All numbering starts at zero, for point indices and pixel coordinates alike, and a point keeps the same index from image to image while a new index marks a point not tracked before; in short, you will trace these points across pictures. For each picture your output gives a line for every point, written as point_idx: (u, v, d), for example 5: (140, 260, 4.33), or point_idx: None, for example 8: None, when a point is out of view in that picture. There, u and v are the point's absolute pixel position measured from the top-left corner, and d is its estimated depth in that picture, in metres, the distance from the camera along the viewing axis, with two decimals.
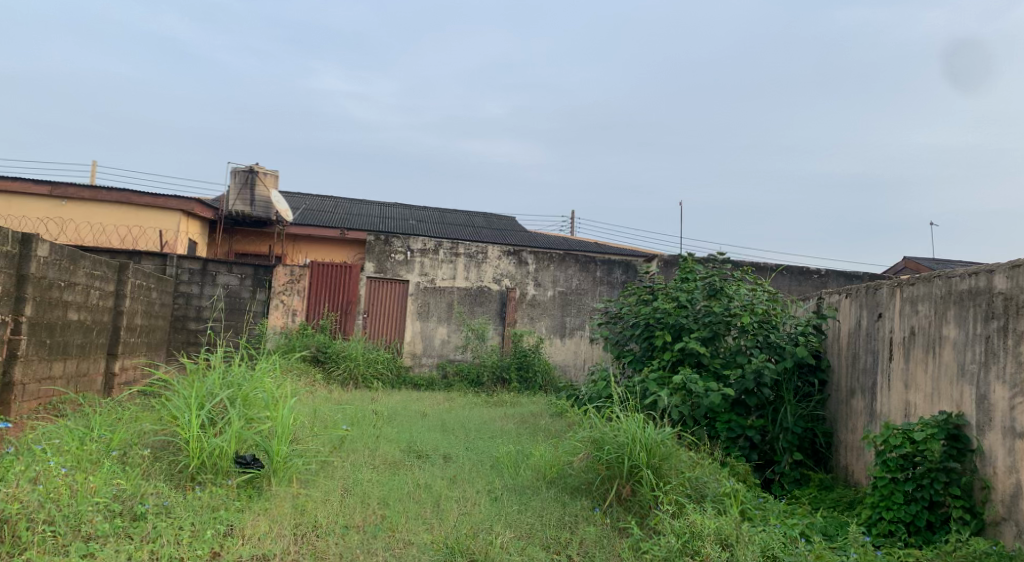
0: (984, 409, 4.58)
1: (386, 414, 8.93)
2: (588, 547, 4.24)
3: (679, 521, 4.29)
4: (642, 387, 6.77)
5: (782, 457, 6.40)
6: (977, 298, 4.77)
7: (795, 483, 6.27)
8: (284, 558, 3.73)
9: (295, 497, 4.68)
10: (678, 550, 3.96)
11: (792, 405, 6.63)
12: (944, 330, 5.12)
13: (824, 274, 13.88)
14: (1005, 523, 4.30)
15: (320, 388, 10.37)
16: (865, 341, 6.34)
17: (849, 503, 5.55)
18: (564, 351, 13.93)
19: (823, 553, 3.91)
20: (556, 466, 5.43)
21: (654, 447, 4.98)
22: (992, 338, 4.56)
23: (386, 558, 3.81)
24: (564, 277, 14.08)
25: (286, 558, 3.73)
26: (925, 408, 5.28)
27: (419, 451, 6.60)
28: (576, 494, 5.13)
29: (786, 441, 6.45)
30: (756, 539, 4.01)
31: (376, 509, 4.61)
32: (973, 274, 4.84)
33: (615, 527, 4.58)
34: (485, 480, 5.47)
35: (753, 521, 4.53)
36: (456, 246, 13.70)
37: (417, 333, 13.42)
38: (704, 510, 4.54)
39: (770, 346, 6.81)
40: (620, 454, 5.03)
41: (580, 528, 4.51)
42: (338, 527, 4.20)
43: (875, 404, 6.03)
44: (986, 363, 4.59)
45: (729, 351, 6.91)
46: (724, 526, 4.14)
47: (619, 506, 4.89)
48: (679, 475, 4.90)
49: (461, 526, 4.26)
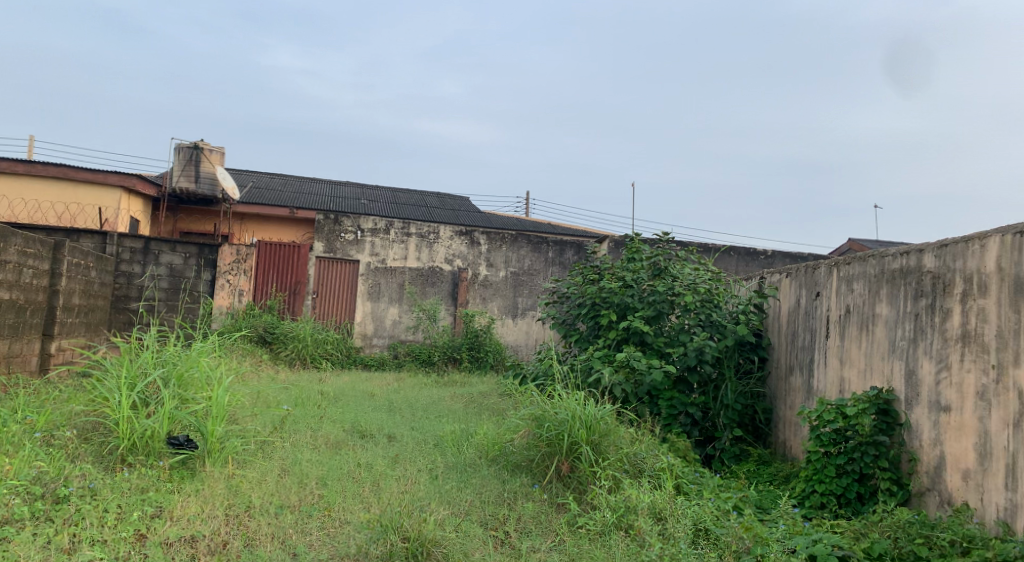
0: (912, 384, 4.71)
1: (333, 395, 8.70)
2: (526, 522, 4.19)
3: (615, 495, 4.33)
4: (586, 366, 6.79)
5: (722, 433, 6.50)
6: (907, 276, 4.89)
7: (735, 458, 6.40)
8: (214, 540, 3.55)
9: (229, 478, 4.46)
10: (612, 524, 4.02)
11: (732, 381, 6.73)
12: (877, 308, 5.25)
13: (770, 255, 14.20)
14: (929, 493, 4.46)
15: (266, 369, 10.06)
16: (805, 320, 6.45)
17: (785, 477, 5.68)
18: (515, 331, 13.89)
19: (753, 526, 3.93)
20: (497, 444, 5.36)
21: (594, 425, 4.95)
22: (921, 315, 4.68)
23: (319, 539, 3.68)
24: (516, 257, 14.00)
25: (215, 540, 3.55)
26: (857, 384, 5.43)
27: (364, 431, 6.43)
28: (516, 471, 5.06)
29: (727, 417, 6.55)
30: (688, 512, 4.07)
31: (314, 490, 4.43)
32: (904, 254, 4.96)
33: (553, 502, 4.56)
34: (427, 460, 5.35)
35: (688, 495, 4.59)
36: (408, 226, 13.43)
37: (368, 314, 13.16)
38: (639, 485, 4.60)
39: (712, 325, 6.88)
40: (560, 431, 4.99)
41: (519, 505, 4.45)
42: (271, 508, 4.03)
43: (812, 381, 6.17)
44: (915, 340, 4.71)
45: (672, 329, 6.94)
46: (659, 499, 4.21)
47: (558, 482, 4.83)
48: (618, 451, 4.91)
49: (396, 504, 4.16)
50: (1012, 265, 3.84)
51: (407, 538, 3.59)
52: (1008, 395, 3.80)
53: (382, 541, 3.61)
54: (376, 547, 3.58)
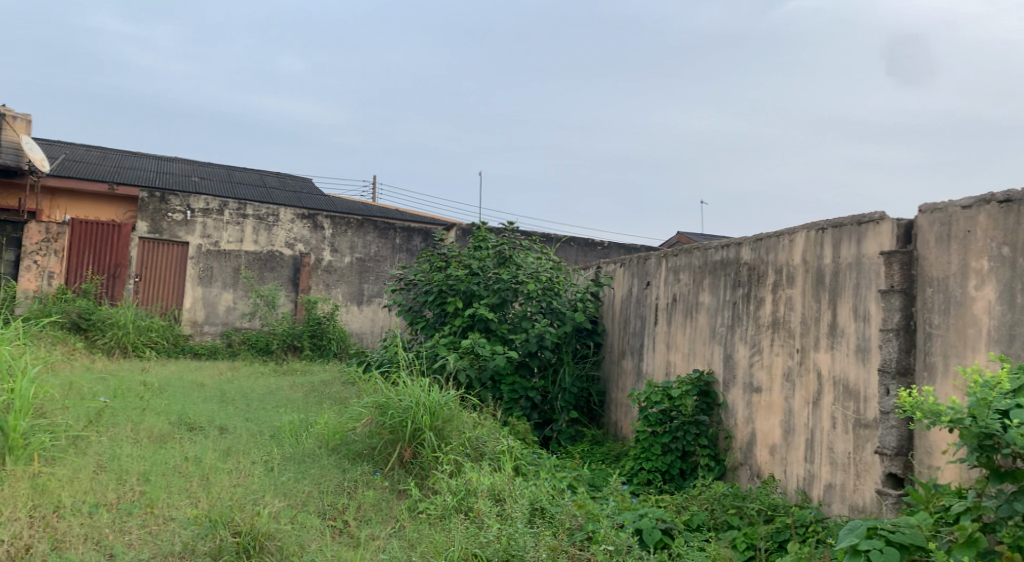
0: (729, 367, 5.08)
1: (157, 386, 7.70)
2: (366, 511, 3.95)
3: (456, 479, 4.21)
4: (431, 352, 6.60)
5: (560, 415, 6.64)
6: (727, 268, 5.26)
7: (570, 439, 6.57)
8: (14, 545, 3.03)
9: (34, 477, 3.76)
10: (453, 508, 3.89)
11: (570, 366, 6.90)
12: (700, 297, 5.60)
13: (607, 247, 14.91)
14: (741, 467, 4.83)
15: (80, 358, 8.75)
16: (636, 308, 6.77)
17: (616, 456, 5.93)
18: (360, 319, 13.32)
19: (586, 503, 4.01)
20: (338, 432, 5.02)
21: (438, 411, 4.81)
22: (738, 303, 5.05)
23: (140, 538, 3.26)
24: (362, 243, 13.37)
25: (14, 544, 3.04)
26: (682, 367, 5.77)
27: (192, 423, 5.75)
28: (357, 460, 4.76)
29: (564, 400, 6.72)
30: (525, 492, 4.02)
31: (134, 486, 3.88)
32: (724, 247, 5.33)
33: (394, 489, 4.33)
34: (263, 451, 4.89)
35: (526, 477, 4.57)
36: (244, 206, 12.34)
37: (199, 299, 11.96)
38: (480, 468, 4.49)
39: (552, 312, 7.01)
40: (404, 417, 4.78)
41: (359, 493, 4.18)
42: (83, 508, 3.50)
43: (642, 364, 6.48)
44: (732, 326, 5.08)
45: (515, 316, 6.97)
46: (498, 481, 4.13)
47: (400, 469, 4.61)
48: (461, 437, 4.78)
49: (228, 498, 3.72)
50: (815, 259, 4.21)
51: (238, 533, 3.23)
52: (809, 375, 4.18)
53: (210, 537, 3.21)
54: (202, 544, 3.19)
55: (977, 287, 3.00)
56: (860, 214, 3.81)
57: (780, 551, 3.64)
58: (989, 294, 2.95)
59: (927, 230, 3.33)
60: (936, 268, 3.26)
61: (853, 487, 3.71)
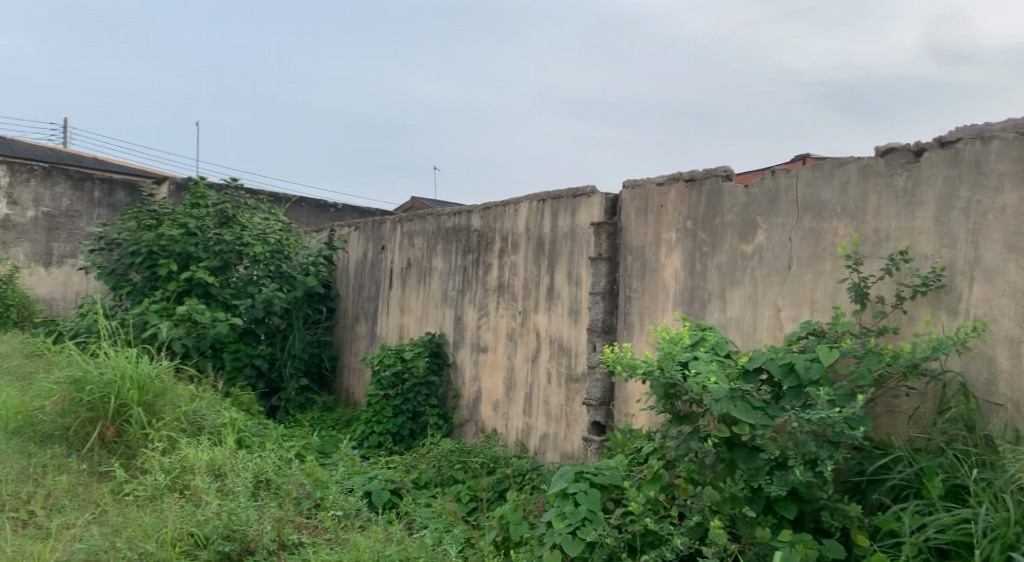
0: (459, 329, 5.16)
1: None
2: (61, 497, 3.40)
3: (171, 456, 3.63)
4: (137, 320, 5.60)
5: (288, 383, 6.16)
6: (459, 234, 5.30)
7: (300, 407, 6.15)
8: None
9: None
10: (166, 486, 3.38)
11: (301, 332, 6.42)
12: (433, 262, 5.59)
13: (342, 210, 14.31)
14: (468, 423, 4.95)
15: None
16: (370, 272, 6.54)
17: (347, 421, 5.70)
18: None
19: (314, 471, 3.70)
20: (21, 412, 4.01)
21: (148, 383, 4.03)
22: (468, 269, 5.14)
23: None
24: None
25: None
26: (414, 330, 5.74)
27: None
28: (47, 444, 3.87)
29: (294, 367, 6.21)
30: (248, 464, 3.57)
31: None
32: (456, 214, 5.35)
33: (94, 472, 3.68)
34: None
35: (251, 450, 4.08)
36: None
37: None
38: (199, 443, 3.87)
39: (282, 276, 6.39)
40: (105, 393, 3.92)
41: (52, 478, 3.53)
42: None
43: (375, 327, 6.31)
44: (463, 290, 5.16)
45: (239, 280, 6.25)
46: (219, 455, 3.61)
47: (100, 450, 3.82)
48: (176, 410, 4.08)
49: None
50: (536, 227, 4.43)
51: None
52: (528, 335, 4.43)
53: None
54: None
55: (666, 256, 3.39)
56: (575, 187, 4.08)
57: (499, 498, 3.76)
58: (675, 263, 3.35)
59: (629, 203, 3.65)
60: (634, 238, 3.62)
61: (563, 436, 4.04)
